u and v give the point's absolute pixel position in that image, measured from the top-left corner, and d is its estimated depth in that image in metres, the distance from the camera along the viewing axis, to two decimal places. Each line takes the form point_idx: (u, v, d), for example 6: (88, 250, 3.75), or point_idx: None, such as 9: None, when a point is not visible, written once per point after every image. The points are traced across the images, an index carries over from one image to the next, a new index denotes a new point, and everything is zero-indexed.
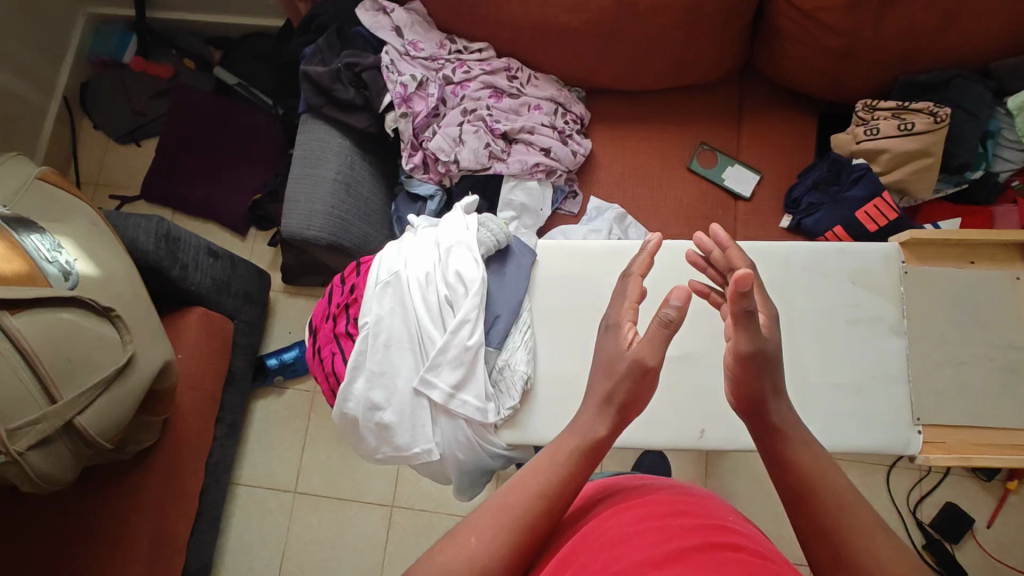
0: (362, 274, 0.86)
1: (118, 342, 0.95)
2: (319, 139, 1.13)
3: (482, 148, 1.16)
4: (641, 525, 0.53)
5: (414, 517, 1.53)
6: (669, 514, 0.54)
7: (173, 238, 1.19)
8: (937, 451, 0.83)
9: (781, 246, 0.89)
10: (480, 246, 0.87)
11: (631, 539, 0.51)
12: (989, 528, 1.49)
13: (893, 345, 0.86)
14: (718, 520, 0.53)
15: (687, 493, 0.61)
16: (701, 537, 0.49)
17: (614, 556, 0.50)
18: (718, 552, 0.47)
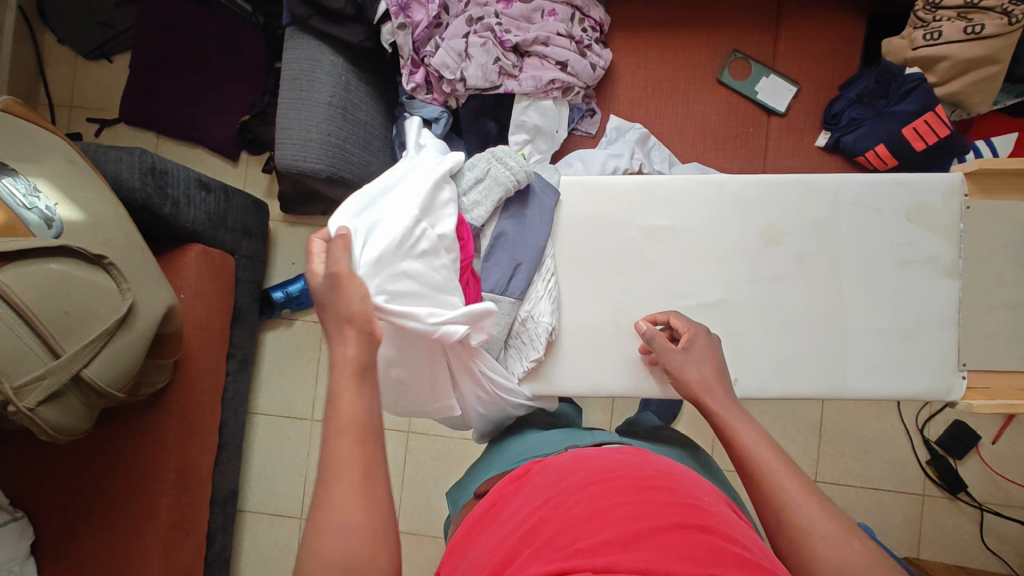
0: None
1: (116, 291, 0.91)
2: (308, 57, 1.00)
3: (491, 64, 1.03)
4: (615, 499, 0.54)
5: (431, 442, 1.57)
6: (645, 489, 0.55)
7: (159, 171, 1.10)
8: (979, 396, 0.81)
9: (829, 179, 0.82)
10: (499, 188, 0.80)
11: (601, 514, 0.52)
12: (994, 443, 1.52)
13: (943, 287, 0.81)
14: (694, 500, 0.54)
15: (667, 469, 0.61)
16: (673, 516, 0.50)
17: (580, 530, 0.51)
18: (687, 533, 0.49)
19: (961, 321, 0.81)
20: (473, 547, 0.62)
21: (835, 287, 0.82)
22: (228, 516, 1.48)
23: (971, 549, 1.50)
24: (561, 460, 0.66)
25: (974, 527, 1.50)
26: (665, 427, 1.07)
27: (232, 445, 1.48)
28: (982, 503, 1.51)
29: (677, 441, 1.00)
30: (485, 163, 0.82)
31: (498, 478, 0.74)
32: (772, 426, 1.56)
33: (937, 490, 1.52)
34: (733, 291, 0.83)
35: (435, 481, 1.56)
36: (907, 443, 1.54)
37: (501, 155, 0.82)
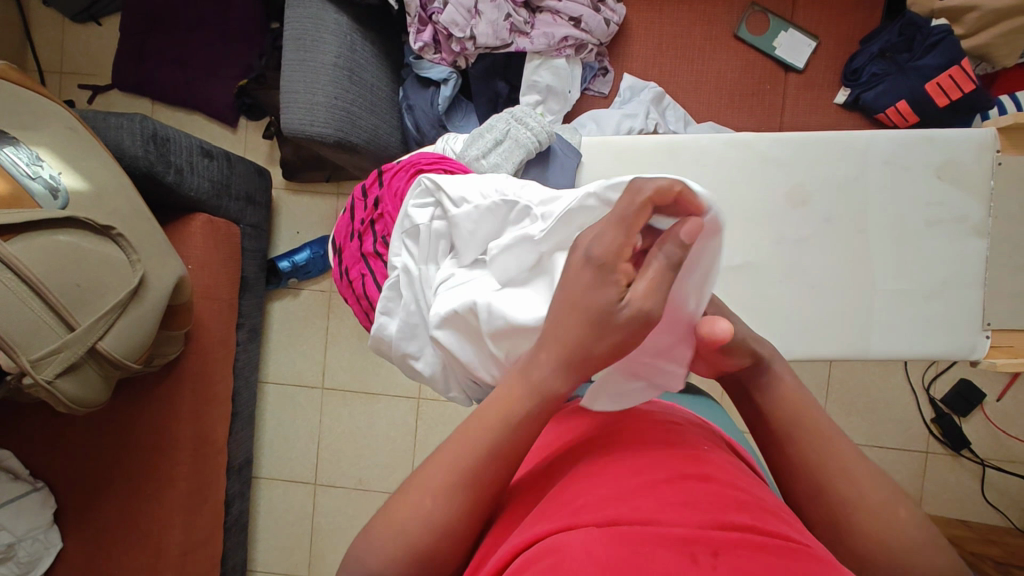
0: (387, 187, 0.72)
1: (127, 263, 0.89)
2: (312, 16, 0.96)
3: (502, 20, 1.00)
4: (612, 457, 0.48)
5: (442, 408, 1.58)
6: (645, 446, 0.48)
7: (161, 138, 1.07)
8: (1002, 355, 0.81)
9: (858, 136, 0.80)
10: (521, 150, 0.78)
11: (596, 473, 0.46)
12: (998, 401, 1.54)
13: (971, 246, 0.80)
14: (702, 451, 0.48)
15: (671, 420, 0.55)
16: (674, 469, 0.44)
17: (579, 487, 0.44)
18: (695, 482, 0.42)
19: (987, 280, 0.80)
20: None
21: (860, 246, 0.81)
22: (244, 483, 1.51)
23: (971, 503, 1.54)
24: (564, 419, 0.61)
25: (974, 481, 1.54)
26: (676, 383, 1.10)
27: (245, 414, 1.50)
28: (983, 460, 1.54)
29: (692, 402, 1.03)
30: (504, 124, 0.80)
31: None
32: None
33: (940, 446, 1.55)
34: (757, 254, 0.82)
35: None
36: (913, 402, 1.56)
37: (523, 117, 0.80)
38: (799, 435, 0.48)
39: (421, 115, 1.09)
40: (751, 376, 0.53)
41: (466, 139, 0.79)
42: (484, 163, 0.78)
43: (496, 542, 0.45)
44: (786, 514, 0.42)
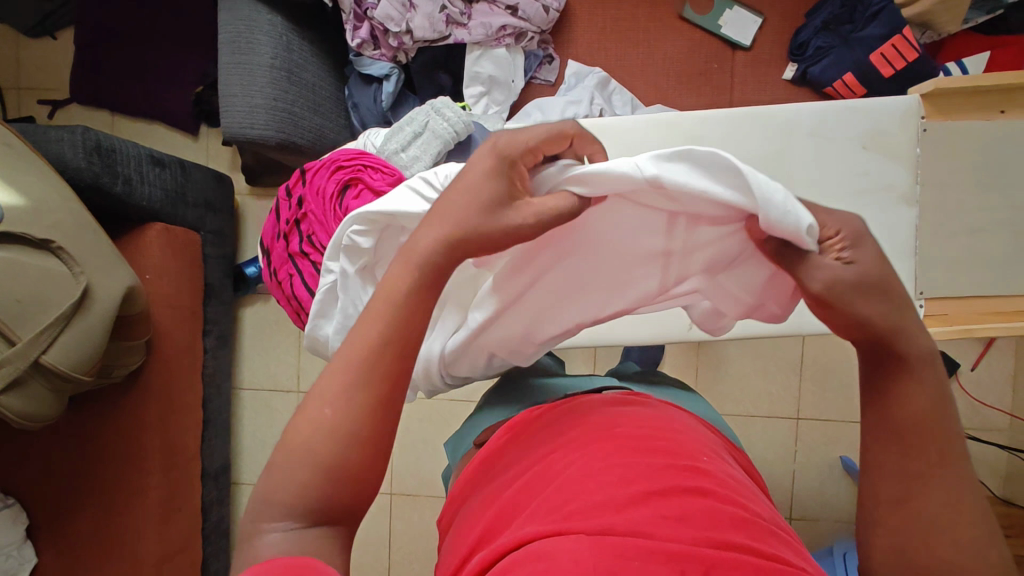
0: (308, 184, 0.72)
1: (69, 275, 0.89)
2: (245, 18, 0.96)
3: (438, 12, 0.99)
4: (611, 460, 0.57)
5: (417, 404, 1.59)
6: (642, 452, 0.58)
7: (106, 149, 1.06)
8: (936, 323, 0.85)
9: (784, 108, 0.80)
10: (438, 141, 0.78)
11: (595, 475, 0.56)
12: (972, 370, 1.53)
13: (903, 215, 0.81)
14: (688, 459, 0.58)
15: (666, 426, 0.65)
16: (668, 480, 0.54)
17: (576, 490, 0.54)
18: (684, 497, 0.52)
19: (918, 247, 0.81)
20: (474, 498, 0.69)
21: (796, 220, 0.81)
22: (221, 489, 1.51)
23: None
24: (563, 412, 0.71)
25: None
26: (654, 371, 1.11)
27: (218, 421, 1.49)
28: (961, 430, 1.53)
29: (674, 390, 1.01)
30: (423, 117, 0.79)
31: (497, 430, 0.78)
32: (752, 367, 1.58)
33: None
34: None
35: (424, 441, 1.59)
36: None
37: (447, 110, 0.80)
38: (905, 443, 0.43)
39: (365, 112, 1.08)
40: (874, 355, 0.44)
41: (386, 133, 0.78)
42: (405, 157, 0.77)
43: (508, 527, 0.56)
44: (779, 531, 0.54)
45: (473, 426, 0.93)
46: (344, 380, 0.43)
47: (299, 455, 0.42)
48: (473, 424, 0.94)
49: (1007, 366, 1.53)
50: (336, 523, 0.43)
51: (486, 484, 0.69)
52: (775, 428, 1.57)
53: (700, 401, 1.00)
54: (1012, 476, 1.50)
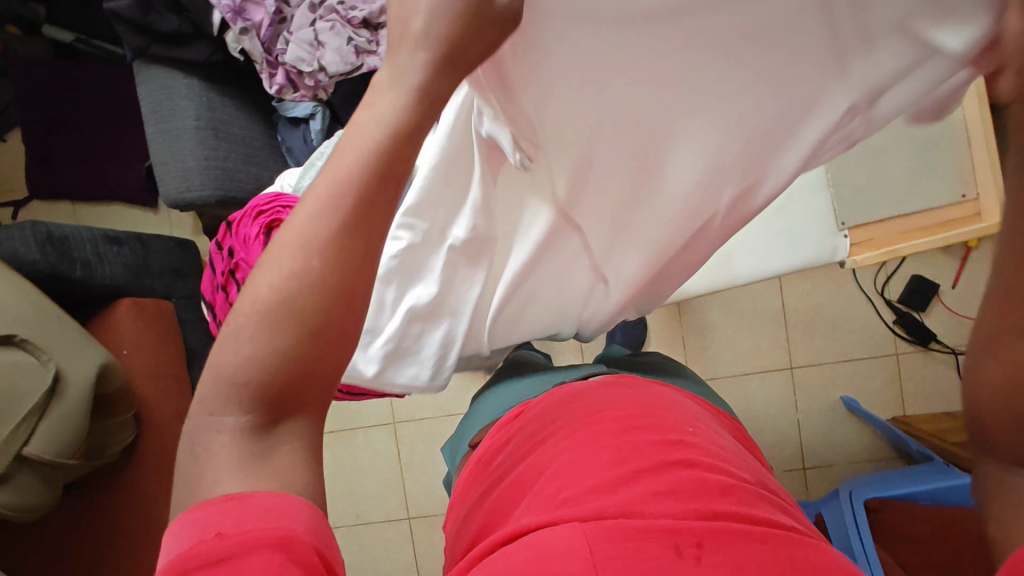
0: (234, 234, 0.75)
1: (37, 364, 0.92)
2: (162, 87, 0.99)
3: (345, 45, 1.00)
4: (598, 444, 0.59)
5: (417, 426, 1.60)
6: (628, 433, 0.59)
7: (58, 238, 1.10)
8: (863, 250, 0.86)
9: None
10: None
11: (585, 462, 0.57)
12: (955, 288, 1.52)
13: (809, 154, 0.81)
14: (672, 435, 0.59)
15: (652, 403, 0.67)
16: (655, 457, 0.55)
17: (569, 479, 0.56)
18: (668, 473, 0.53)
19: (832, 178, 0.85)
20: (470, 499, 0.70)
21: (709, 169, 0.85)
22: None
23: (952, 393, 1.53)
24: (546, 403, 0.72)
25: (950, 371, 1.53)
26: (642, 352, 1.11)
27: None
28: (955, 347, 1.53)
29: (663, 376, 1.00)
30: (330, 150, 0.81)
31: (489, 430, 0.79)
32: (738, 327, 1.58)
33: (909, 345, 1.54)
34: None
35: (431, 460, 1.60)
36: (871, 309, 1.55)
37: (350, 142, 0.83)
38: None
39: (300, 154, 1.10)
40: None
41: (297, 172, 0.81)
42: None
43: (508, 519, 0.57)
44: (765, 491, 0.55)
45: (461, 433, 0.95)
46: (288, 253, 0.41)
47: (243, 337, 0.41)
48: (460, 434, 0.96)
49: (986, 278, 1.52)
50: (298, 406, 0.42)
51: (481, 480, 0.70)
52: (773, 382, 1.57)
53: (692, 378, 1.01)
54: None
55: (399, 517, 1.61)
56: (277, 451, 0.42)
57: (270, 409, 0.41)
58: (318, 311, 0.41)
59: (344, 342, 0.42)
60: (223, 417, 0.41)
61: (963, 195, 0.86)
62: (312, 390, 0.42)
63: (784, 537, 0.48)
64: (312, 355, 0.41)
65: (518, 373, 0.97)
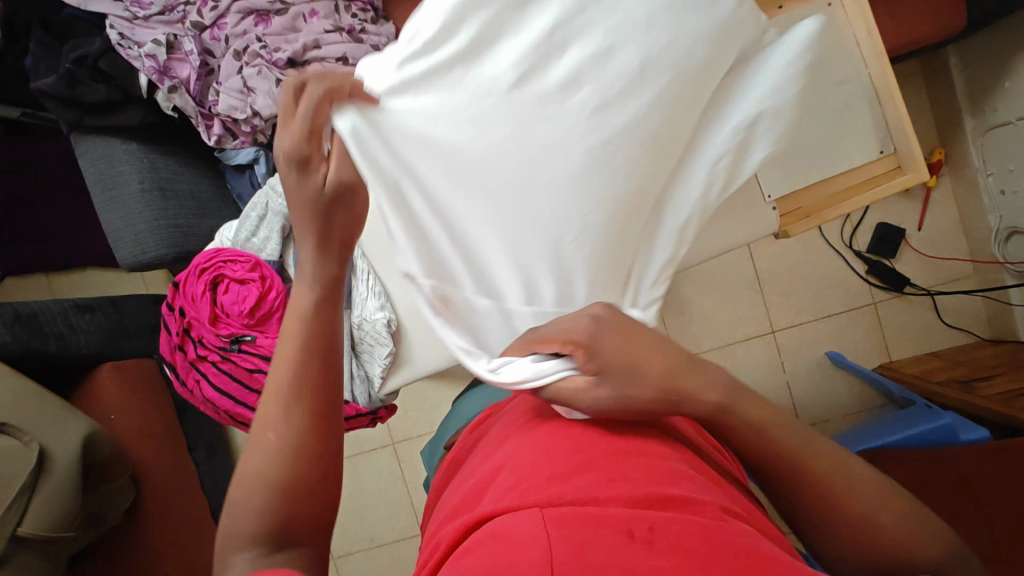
0: (184, 293, 0.80)
1: (20, 445, 0.94)
2: (102, 156, 1.01)
3: (276, 87, 1.01)
4: (556, 434, 0.56)
5: (416, 443, 1.62)
6: (584, 423, 0.57)
7: (27, 316, 1.10)
8: (795, 218, 0.89)
9: None
10: (279, 218, 0.81)
11: (544, 451, 0.54)
12: (921, 230, 1.54)
13: None
14: (630, 427, 0.56)
15: (610, 399, 0.64)
16: (610, 445, 0.53)
17: (527, 466, 0.52)
18: (624, 463, 0.51)
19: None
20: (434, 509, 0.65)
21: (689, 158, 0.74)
22: None
23: (934, 333, 1.54)
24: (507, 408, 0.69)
25: (930, 311, 1.54)
26: None
27: None
28: (929, 289, 1.54)
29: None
30: (262, 199, 0.82)
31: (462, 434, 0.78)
32: (716, 299, 1.59)
33: (885, 293, 1.55)
34: None
35: None
36: (843, 262, 1.56)
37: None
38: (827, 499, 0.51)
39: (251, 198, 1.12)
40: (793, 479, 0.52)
41: (237, 224, 0.84)
42: (258, 240, 0.83)
43: (466, 512, 0.52)
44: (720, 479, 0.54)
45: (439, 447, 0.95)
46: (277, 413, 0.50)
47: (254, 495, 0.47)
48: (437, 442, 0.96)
49: (951, 215, 1.54)
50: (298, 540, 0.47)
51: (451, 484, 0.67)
52: (760, 348, 1.58)
53: None
54: (992, 316, 1.51)
55: (411, 534, 1.62)
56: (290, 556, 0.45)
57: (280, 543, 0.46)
58: (312, 460, 0.49)
59: (325, 482, 0.50)
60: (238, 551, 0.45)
61: (881, 151, 0.87)
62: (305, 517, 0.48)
63: (737, 528, 0.45)
64: (299, 498, 0.48)
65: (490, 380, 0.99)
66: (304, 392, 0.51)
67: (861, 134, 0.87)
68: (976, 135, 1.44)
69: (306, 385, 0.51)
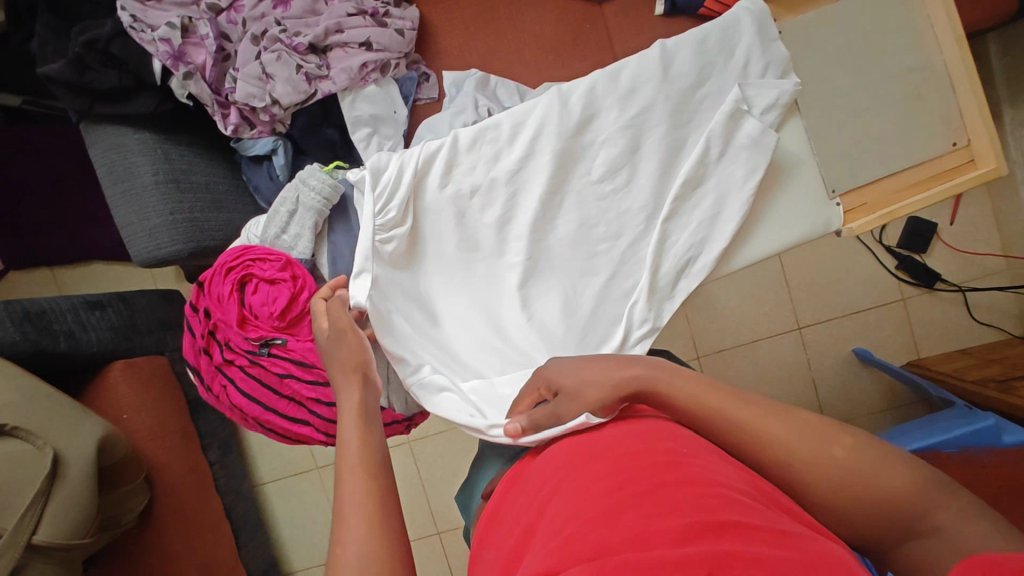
0: (208, 293, 0.77)
1: (34, 450, 0.90)
2: (113, 147, 0.96)
3: (296, 74, 0.96)
4: (597, 477, 0.51)
5: (432, 441, 1.59)
6: (623, 459, 0.52)
7: (36, 313, 1.06)
8: (859, 214, 0.84)
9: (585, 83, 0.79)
10: (310, 214, 0.77)
11: (583, 496, 0.49)
12: (953, 224, 1.50)
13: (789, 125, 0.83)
14: (669, 455, 0.51)
15: (648, 428, 0.57)
16: (654, 478, 0.48)
17: (568, 513, 0.48)
18: (669, 495, 0.46)
19: (809, 149, 0.83)
20: (482, 558, 0.59)
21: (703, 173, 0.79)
22: None
23: (964, 330, 1.51)
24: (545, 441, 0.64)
25: (960, 308, 1.51)
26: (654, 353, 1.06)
27: (250, 523, 1.47)
28: (960, 285, 1.50)
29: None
30: (293, 193, 0.78)
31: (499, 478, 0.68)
32: (741, 295, 1.55)
33: (915, 289, 1.51)
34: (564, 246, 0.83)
35: (452, 473, 1.58)
36: (872, 258, 1.52)
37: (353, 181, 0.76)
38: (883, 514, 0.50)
39: (268, 192, 1.07)
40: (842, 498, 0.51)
41: (263, 220, 0.79)
42: (286, 238, 0.79)
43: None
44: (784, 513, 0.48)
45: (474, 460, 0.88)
46: (356, 525, 0.50)
47: None
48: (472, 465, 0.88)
49: (984, 210, 1.50)
50: None
51: (489, 534, 0.60)
52: (785, 344, 1.53)
53: None
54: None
55: (427, 534, 1.59)
56: None
57: None
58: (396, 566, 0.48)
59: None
60: None
61: (954, 144, 0.83)
62: None
63: (803, 558, 0.40)
64: None
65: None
66: (370, 495, 0.53)
67: (933, 123, 0.83)
68: (1014, 126, 1.40)
69: (372, 494, 0.53)
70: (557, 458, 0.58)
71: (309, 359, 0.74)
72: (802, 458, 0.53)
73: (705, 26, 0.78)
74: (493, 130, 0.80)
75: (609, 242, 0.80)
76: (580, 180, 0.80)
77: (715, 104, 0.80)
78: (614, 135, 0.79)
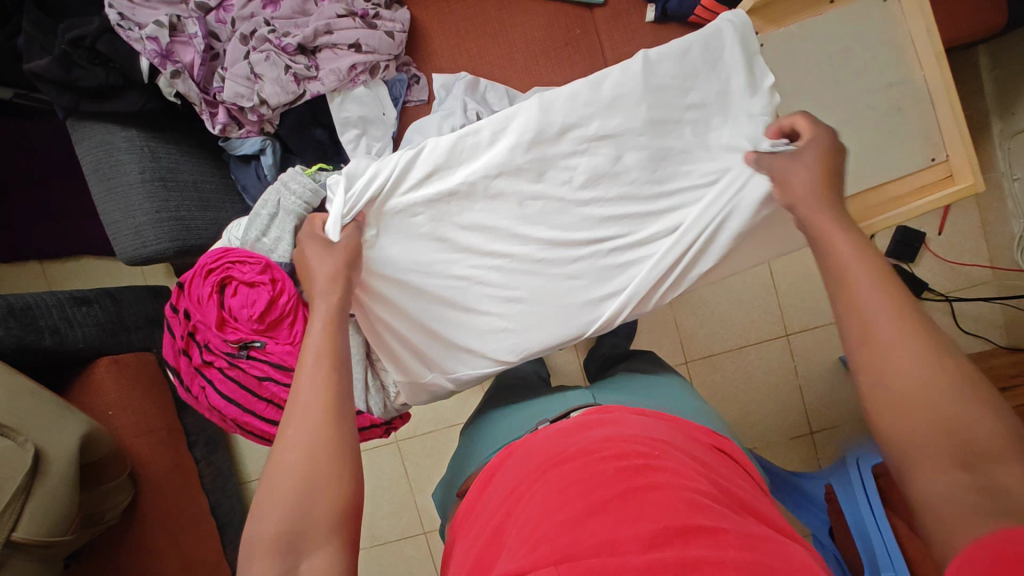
0: (188, 294, 0.77)
1: (15, 445, 0.90)
2: (98, 144, 0.96)
3: (284, 75, 0.97)
4: (568, 479, 0.51)
5: (420, 441, 1.59)
6: (596, 460, 0.52)
7: (22, 309, 1.06)
8: None
9: (563, 90, 0.78)
10: (291, 217, 0.77)
11: (554, 498, 0.50)
12: (941, 234, 1.50)
13: None
14: (640, 457, 0.52)
15: (620, 432, 0.58)
16: (625, 481, 0.49)
17: (537, 515, 0.49)
18: (640, 501, 0.47)
19: None
20: (456, 551, 0.60)
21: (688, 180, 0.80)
22: None
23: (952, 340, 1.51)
24: (521, 445, 0.64)
25: (947, 317, 1.51)
26: (638, 354, 1.08)
27: (235, 521, 1.48)
28: (947, 294, 1.51)
29: (656, 383, 0.92)
30: (274, 196, 0.78)
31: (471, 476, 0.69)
32: (730, 301, 1.55)
33: None
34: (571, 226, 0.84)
35: (438, 474, 1.59)
36: None
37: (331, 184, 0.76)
38: (964, 442, 0.46)
39: (256, 192, 1.07)
40: (936, 394, 0.48)
41: (245, 222, 0.80)
42: (268, 240, 0.80)
43: None
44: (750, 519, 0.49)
45: (457, 462, 0.89)
46: (301, 414, 0.57)
47: (289, 486, 0.54)
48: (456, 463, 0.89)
49: (972, 220, 1.51)
50: (314, 529, 0.53)
51: (463, 531, 0.61)
52: (771, 351, 1.54)
53: (673, 382, 0.93)
54: (1010, 324, 1.48)
55: (413, 533, 1.59)
56: (311, 547, 0.52)
57: (294, 543, 0.52)
58: (327, 459, 0.55)
59: (338, 483, 0.55)
60: (261, 526, 0.53)
61: (933, 158, 0.84)
62: (316, 516, 0.53)
63: (769, 561, 0.42)
64: (307, 502, 0.53)
65: (503, 406, 0.91)
66: (320, 396, 0.58)
67: (913, 138, 0.84)
68: (1003, 138, 1.41)
69: (322, 397, 0.58)
70: (530, 463, 0.58)
71: (287, 362, 0.74)
72: (895, 365, 0.50)
73: (689, 37, 0.78)
74: (474, 135, 0.79)
75: (591, 248, 0.82)
76: (562, 186, 0.81)
77: (699, 116, 0.79)
78: (596, 142, 0.79)
